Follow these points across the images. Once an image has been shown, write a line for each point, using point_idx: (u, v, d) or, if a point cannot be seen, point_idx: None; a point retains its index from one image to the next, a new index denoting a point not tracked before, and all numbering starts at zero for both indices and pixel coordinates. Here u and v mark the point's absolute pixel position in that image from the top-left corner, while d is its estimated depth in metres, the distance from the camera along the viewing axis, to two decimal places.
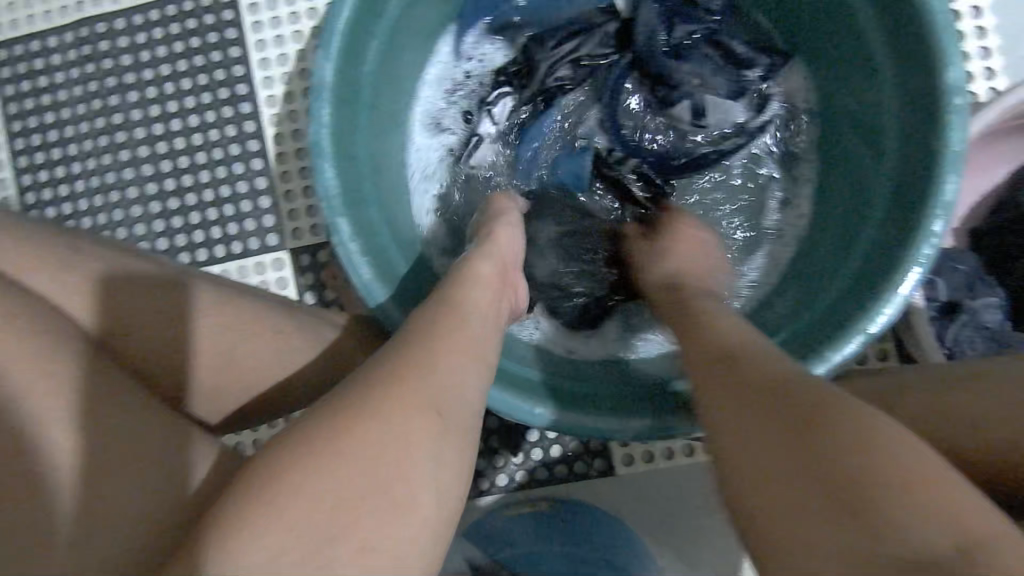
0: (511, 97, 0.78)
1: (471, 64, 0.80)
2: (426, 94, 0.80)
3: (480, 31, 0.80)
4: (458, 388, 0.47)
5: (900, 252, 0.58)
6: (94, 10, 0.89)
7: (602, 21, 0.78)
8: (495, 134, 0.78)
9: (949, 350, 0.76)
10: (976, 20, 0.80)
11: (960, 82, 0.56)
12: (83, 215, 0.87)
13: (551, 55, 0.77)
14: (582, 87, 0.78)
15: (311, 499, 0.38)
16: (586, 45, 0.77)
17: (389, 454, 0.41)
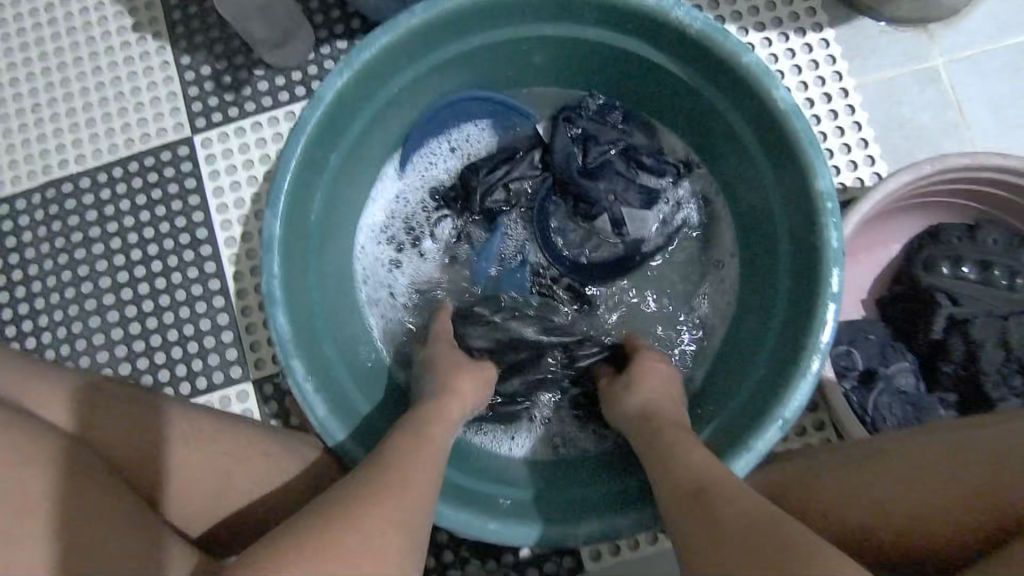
0: (450, 219, 0.86)
1: (417, 185, 0.86)
2: (376, 220, 0.85)
3: (419, 158, 0.86)
4: (411, 491, 0.55)
5: (805, 336, 0.66)
6: (59, 172, 0.93)
7: (528, 150, 0.85)
8: (438, 253, 0.85)
9: (872, 417, 0.82)
10: (852, 116, 0.92)
11: (831, 188, 0.66)
12: (52, 364, 0.89)
13: (486, 179, 0.84)
14: (518, 208, 0.86)
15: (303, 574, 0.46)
16: (515, 170, 0.84)
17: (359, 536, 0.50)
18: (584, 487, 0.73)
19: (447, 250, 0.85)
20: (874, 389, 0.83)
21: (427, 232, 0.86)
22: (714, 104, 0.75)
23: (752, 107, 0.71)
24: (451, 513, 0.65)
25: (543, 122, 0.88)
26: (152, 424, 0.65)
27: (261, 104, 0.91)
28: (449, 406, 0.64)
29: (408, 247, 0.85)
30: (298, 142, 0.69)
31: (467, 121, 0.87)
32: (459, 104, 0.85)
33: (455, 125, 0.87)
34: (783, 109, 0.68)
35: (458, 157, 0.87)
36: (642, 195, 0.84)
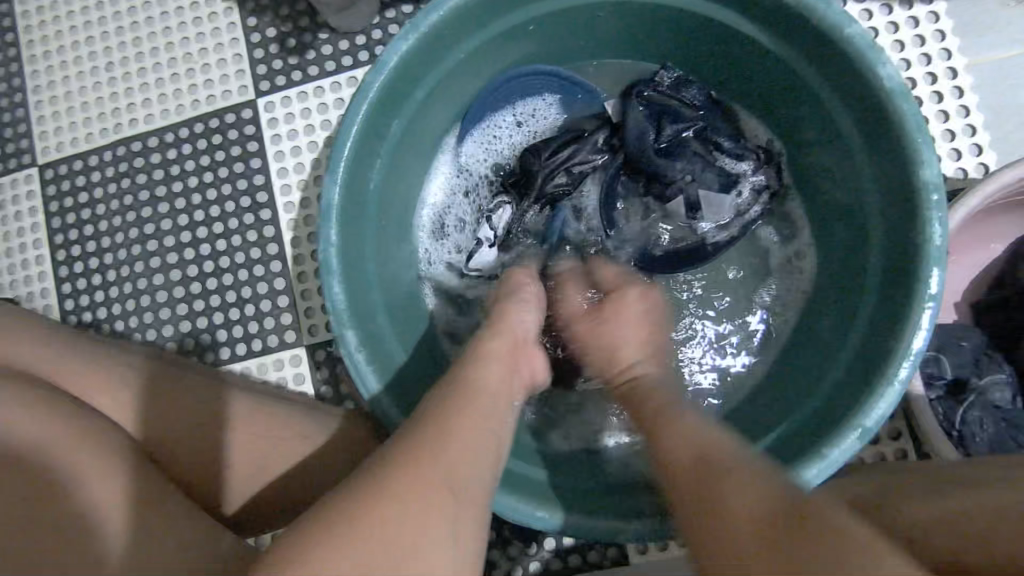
0: (509, 206, 0.80)
1: (477, 164, 0.83)
2: (432, 197, 0.83)
3: (479, 135, 0.83)
4: (461, 487, 0.50)
5: (890, 342, 0.60)
6: (130, 131, 0.94)
7: (592, 132, 0.81)
8: (492, 238, 0.80)
9: (959, 433, 0.75)
10: (960, 99, 0.83)
11: (938, 179, 0.59)
12: (118, 319, 0.91)
13: (547, 164, 0.80)
14: (577, 195, 0.82)
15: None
16: (578, 154, 0.80)
17: (403, 541, 0.45)
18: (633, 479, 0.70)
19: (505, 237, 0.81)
20: (962, 402, 0.76)
21: (485, 215, 0.81)
22: (805, 79, 0.69)
23: (850, 85, 0.65)
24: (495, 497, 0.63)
25: (612, 100, 0.82)
26: (217, 404, 0.64)
27: (324, 68, 0.90)
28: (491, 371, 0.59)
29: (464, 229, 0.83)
30: (359, 108, 0.67)
31: (529, 99, 0.83)
32: (523, 80, 0.82)
33: (516, 103, 0.83)
34: (887, 89, 0.61)
35: (516, 137, 0.84)
36: (721, 178, 0.77)
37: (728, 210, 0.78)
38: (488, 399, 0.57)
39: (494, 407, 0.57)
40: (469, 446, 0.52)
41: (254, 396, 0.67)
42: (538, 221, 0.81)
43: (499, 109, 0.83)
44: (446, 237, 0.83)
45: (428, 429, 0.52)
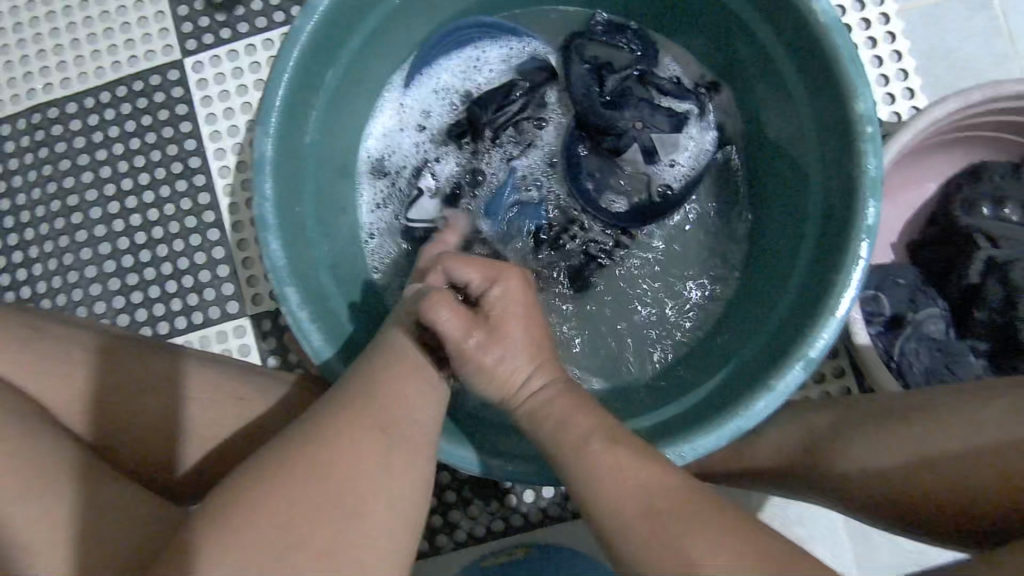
0: (451, 155, 0.82)
1: (420, 116, 0.82)
2: (377, 149, 0.81)
3: (423, 86, 0.82)
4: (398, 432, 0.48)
5: (831, 274, 0.61)
6: (46, 97, 0.89)
7: (538, 87, 0.81)
8: (434, 187, 0.81)
9: (898, 364, 0.77)
10: (892, 44, 0.84)
11: (872, 112, 0.60)
12: (44, 296, 0.86)
13: (495, 118, 0.80)
14: (529, 151, 0.81)
15: (267, 526, 0.42)
16: (526, 109, 0.81)
17: (339, 490, 0.44)
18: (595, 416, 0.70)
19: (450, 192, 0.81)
20: (901, 335, 0.78)
21: (425, 166, 0.81)
22: (745, 19, 0.69)
23: (789, 27, 0.65)
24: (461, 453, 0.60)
25: (556, 53, 0.82)
26: (151, 373, 0.61)
27: (256, 25, 0.86)
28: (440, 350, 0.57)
29: (405, 185, 0.81)
30: (290, 53, 0.64)
31: (472, 51, 0.82)
32: (464, 34, 0.81)
33: (456, 58, 0.82)
34: (822, 24, 0.61)
35: (462, 88, 0.82)
36: (671, 119, 0.78)
37: (682, 152, 0.79)
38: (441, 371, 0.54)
39: (438, 371, 0.54)
40: (402, 390, 0.50)
41: (192, 358, 0.65)
42: (485, 177, 0.81)
43: (440, 62, 0.81)
44: (388, 191, 0.81)
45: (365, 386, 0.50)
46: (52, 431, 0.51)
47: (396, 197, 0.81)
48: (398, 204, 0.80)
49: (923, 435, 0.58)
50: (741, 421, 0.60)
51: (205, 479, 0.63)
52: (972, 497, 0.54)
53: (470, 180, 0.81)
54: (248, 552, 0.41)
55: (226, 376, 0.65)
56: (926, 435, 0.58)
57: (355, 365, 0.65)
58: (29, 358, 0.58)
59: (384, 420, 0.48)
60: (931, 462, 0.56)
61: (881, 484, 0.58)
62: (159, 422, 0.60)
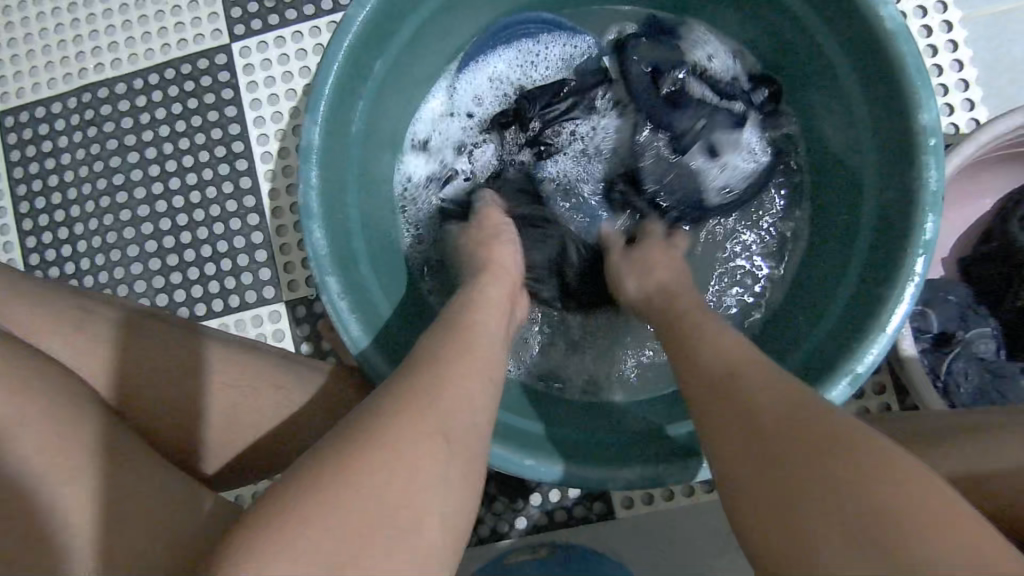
0: (492, 145, 0.81)
1: (464, 104, 0.81)
2: (419, 135, 0.80)
3: (471, 73, 0.81)
4: (452, 434, 0.46)
5: (884, 290, 0.59)
6: (96, 77, 0.90)
7: (592, 87, 0.80)
8: (472, 175, 0.81)
9: (943, 384, 0.75)
10: (954, 53, 0.81)
11: (936, 123, 0.58)
12: (87, 273, 0.87)
13: (545, 114, 0.79)
14: (569, 151, 0.80)
15: (333, 525, 0.39)
16: (575, 108, 0.79)
17: (406, 491, 0.42)
18: (629, 420, 0.69)
19: (487, 181, 0.80)
20: (948, 353, 0.76)
21: (466, 152, 0.81)
22: (805, 23, 0.67)
23: (851, 33, 0.63)
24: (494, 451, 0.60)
25: (610, 54, 0.81)
26: (190, 358, 0.61)
27: (304, 12, 0.86)
28: (475, 336, 0.55)
29: (445, 171, 0.80)
30: (341, 41, 0.63)
31: (524, 44, 0.80)
32: (517, 27, 0.80)
33: (506, 49, 0.80)
34: (888, 30, 0.59)
35: (510, 81, 0.81)
36: (725, 115, 0.76)
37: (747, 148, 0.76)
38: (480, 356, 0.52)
39: (483, 361, 0.53)
40: (456, 393, 0.48)
41: (231, 345, 0.65)
42: (527, 171, 0.80)
43: (489, 53, 0.80)
44: (426, 178, 0.80)
45: (425, 381, 0.48)
46: (95, 411, 0.52)
47: (432, 183, 0.80)
48: (434, 189, 0.79)
49: (973, 455, 0.56)
50: None
51: (238, 467, 0.63)
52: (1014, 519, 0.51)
53: (508, 173, 0.80)
54: (316, 550, 0.38)
55: (263, 363, 0.65)
56: (972, 452, 0.56)
57: (391, 358, 0.65)
58: (72, 336, 0.58)
59: (442, 425, 0.45)
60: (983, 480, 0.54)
61: None
62: (191, 408, 0.60)
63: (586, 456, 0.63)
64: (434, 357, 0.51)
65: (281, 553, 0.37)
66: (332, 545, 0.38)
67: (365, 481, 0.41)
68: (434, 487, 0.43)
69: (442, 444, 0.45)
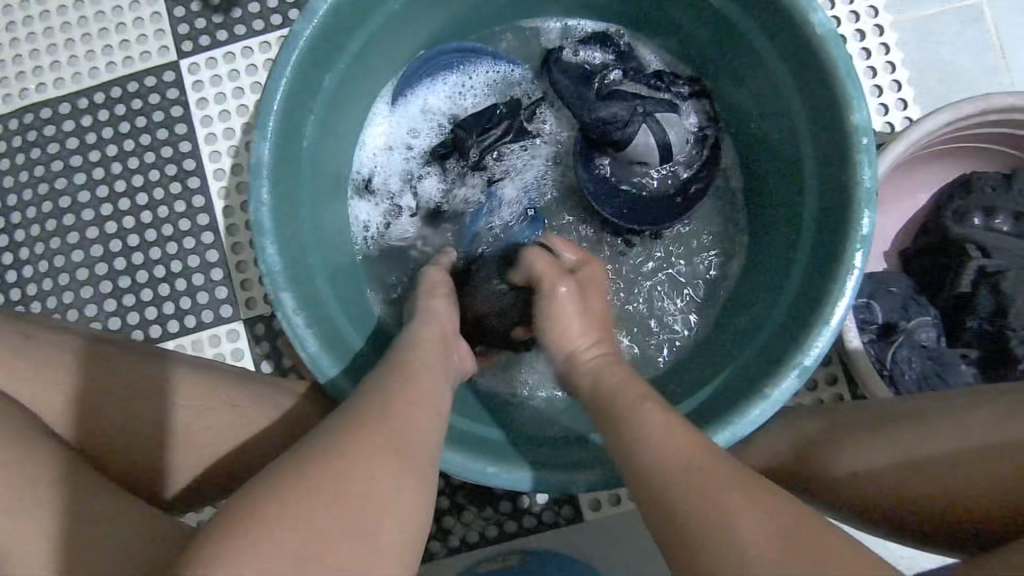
0: (434, 175, 0.82)
1: (404, 133, 0.82)
2: (363, 167, 0.80)
3: (405, 104, 0.81)
4: (406, 447, 0.48)
5: (827, 283, 0.62)
6: (39, 97, 0.88)
7: (526, 106, 0.82)
8: (415, 208, 0.81)
9: (890, 373, 0.78)
10: (886, 55, 0.85)
11: (867, 122, 0.60)
12: (35, 298, 0.86)
13: (482, 140, 0.80)
14: (511, 173, 0.81)
15: (292, 532, 0.40)
16: (509, 131, 0.80)
17: (364, 499, 0.43)
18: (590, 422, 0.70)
19: (434, 210, 0.81)
20: (893, 343, 0.79)
21: (410, 184, 0.81)
22: (742, 29, 0.70)
23: (785, 38, 0.65)
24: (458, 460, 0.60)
25: (535, 75, 0.83)
26: (145, 379, 0.60)
27: (253, 29, 0.86)
28: (425, 355, 0.57)
29: (392, 203, 0.81)
30: (290, 57, 0.64)
31: (454, 71, 0.82)
32: (443, 57, 0.81)
33: (439, 77, 0.82)
34: (819, 35, 0.61)
35: (446, 108, 0.82)
36: (660, 103, 0.77)
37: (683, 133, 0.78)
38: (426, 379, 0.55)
39: (431, 385, 0.55)
40: (408, 413, 0.50)
41: (188, 363, 0.64)
42: (475, 194, 0.81)
43: (423, 82, 0.81)
44: (375, 211, 0.80)
45: (375, 406, 0.50)
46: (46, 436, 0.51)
47: (381, 217, 0.81)
48: (383, 223, 0.80)
49: (917, 437, 0.58)
50: (736, 428, 0.60)
51: (198, 488, 0.62)
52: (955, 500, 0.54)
53: (455, 199, 0.81)
54: (280, 555, 0.39)
55: (221, 380, 0.64)
56: (912, 437, 0.58)
57: (350, 370, 0.65)
58: None
59: (393, 439, 0.47)
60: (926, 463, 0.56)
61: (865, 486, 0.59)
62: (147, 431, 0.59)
63: (549, 460, 0.63)
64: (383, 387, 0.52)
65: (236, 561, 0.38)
66: (292, 553, 0.39)
67: (316, 490, 0.42)
68: (392, 497, 0.44)
69: (400, 459, 0.47)
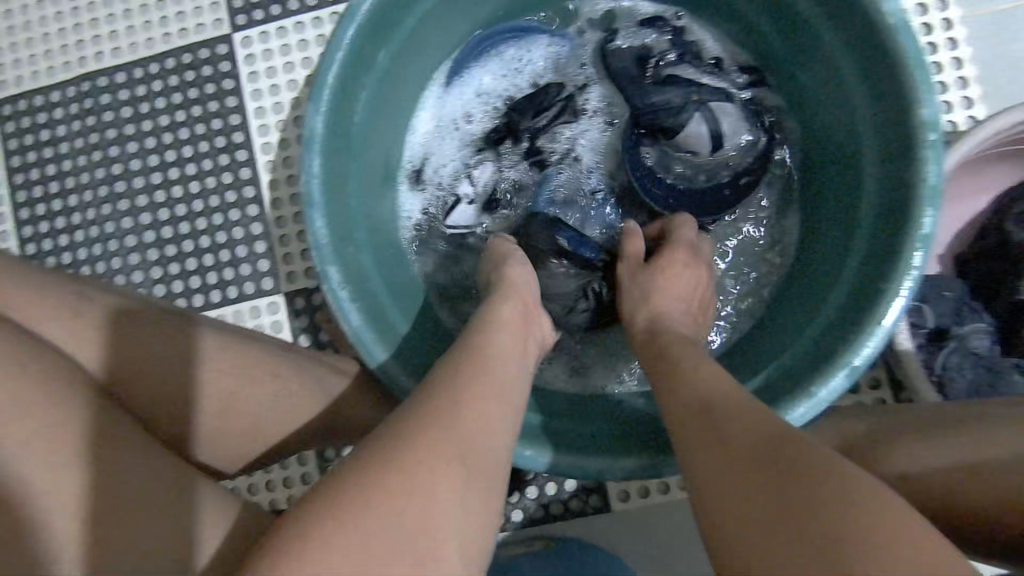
0: (490, 161, 0.81)
1: (456, 116, 0.81)
2: (414, 148, 0.80)
3: (461, 83, 0.81)
4: (478, 455, 0.46)
5: (883, 284, 0.60)
6: (95, 65, 0.89)
7: (583, 91, 0.81)
8: (473, 195, 0.80)
9: (939, 378, 0.76)
10: (953, 51, 0.82)
11: (936, 119, 0.58)
12: (84, 263, 0.87)
13: (536, 123, 0.80)
14: (567, 158, 0.80)
15: (361, 545, 0.39)
16: (564, 114, 0.80)
17: (432, 514, 0.42)
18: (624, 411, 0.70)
19: (489, 195, 0.80)
20: (945, 349, 0.76)
21: (466, 171, 0.81)
22: (807, 17, 0.67)
23: (853, 25, 0.63)
24: (495, 442, 0.61)
25: (593, 58, 0.81)
26: (191, 348, 0.61)
27: (306, 3, 0.85)
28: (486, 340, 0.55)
29: (444, 187, 0.80)
30: (345, 32, 0.63)
31: (508, 48, 0.81)
32: (500, 37, 0.81)
33: (494, 58, 0.81)
34: (890, 25, 0.59)
35: (501, 90, 0.81)
36: (717, 92, 0.77)
37: (740, 122, 0.76)
38: (500, 368, 0.53)
39: (505, 375, 0.53)
40: (485, 415, 0.48)
41: (235, 335, 0.64)
42: (530, 179, 0.80)
43: (478, 62, 0.81)
44: (427, 195, 0.80)
45: (444, 400, 0.48)
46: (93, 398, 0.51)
47: (432, 200, 0.80)
48: (435, 207, 0.80)
49: (965, 441, 0.56)
50: None
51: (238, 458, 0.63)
52: (1001, 501, 0.52)
53: (508, 185, 0.80)
54: (345, 571, 0.39)
55: (265, 354, 0.64)
56: (961, 441, 0.57)
57: (392, 349, 0.65)
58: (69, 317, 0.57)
59: (466, 446, 0.45)
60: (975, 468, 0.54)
61: (909, 486, 0.57)
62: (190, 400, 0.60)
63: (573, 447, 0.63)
64: (463, 375, 0.50)
65: (310, 570, 0.38)
66: (359, 566, 0.39)
67: (390, 501, 0.41)
68: (459, 511, 0.43)
69: (468, 470, 0.45)
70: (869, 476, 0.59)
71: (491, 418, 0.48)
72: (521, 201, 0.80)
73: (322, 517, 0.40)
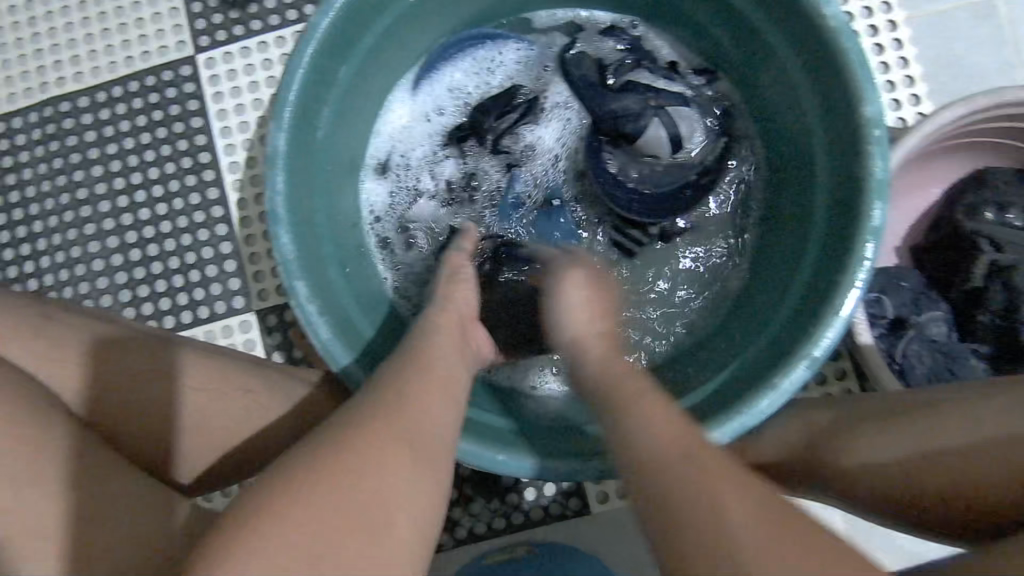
0: (454, 160, 0.82)
1: (422, 119, 0.83)
2: (382, 152, 0.82)
3: (427, 86, 0.82)
4: (420, 443, 0.47)
5: (838, 278, 0.62)
6: (57, 90, 0.89)
7: (546, 95, 0.83)
8: (436, 190, 0.82)
9: (900, 366, 0.78)
10: (898, 51, 0.85)
11: (880, 116, 0.60)
12: (51, 289, 0.87)
13: (499, 125, 0.81)
14: (531, 161, 0.82)
15: (297, 530, 0.40)
16: (528, 117, 0.82)
17: (373, 499, 0.43)
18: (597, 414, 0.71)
19: (452, 194, 0.82)
20: (905, 337, 0.79)
21: (430, 170, 0.82)
22: (754, 23, 0.70)
23: (797, 29, 0.65)
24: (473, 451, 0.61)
25: (555, 65, 0.83)
26: (158, 367, 0.61)
27: (268, 23, 0.86)
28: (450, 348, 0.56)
29: (409, 186, 0.82)
30: (304, 50, 0.64)
31: (473, 52, 0.83)
32: (464, 42, 0.82)
33: (458, 61, 0.83)
34: (831, 29, 0.62)
35: (466, 92, 0.83)
36: (674, 96, 0.79)
37: (696, 127, 0.79)
38: (446, 364, 0.54)
39: (449, 371, 0.54)
40: (427, 408, 0.50)
41: (202, 352, 0.64)
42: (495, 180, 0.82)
43: (443, 66, 0.82)
44: (392, 196, 0.81)
45: (387, 396, 0.49)
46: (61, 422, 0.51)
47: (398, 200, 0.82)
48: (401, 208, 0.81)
49: (925, 427, 0.58)
50: (745, 419, 0.60)
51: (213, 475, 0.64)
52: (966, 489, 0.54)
53: (473, 184, 0.82)
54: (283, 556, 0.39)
55: (233, 371, 0.64)
56: (921, 426, 0.58)
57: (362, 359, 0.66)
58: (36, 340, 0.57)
59: (407, 435, 0.47)
60: (935, 456, 0.56)
61: (875, 476, 0.59)
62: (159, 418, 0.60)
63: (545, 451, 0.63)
64: (410, 375, 0.52)
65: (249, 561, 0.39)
66: (297, 552, 0.40)
67: (328, 490, 0.42)
68: (404, 495, 0.44)
69: (412, 458, 0.46)
70: (835, 466, 0.61)
71: (437, 414, 0.50)
72: (484, 200, 0.82)
73: (264, 510, 0.41)
